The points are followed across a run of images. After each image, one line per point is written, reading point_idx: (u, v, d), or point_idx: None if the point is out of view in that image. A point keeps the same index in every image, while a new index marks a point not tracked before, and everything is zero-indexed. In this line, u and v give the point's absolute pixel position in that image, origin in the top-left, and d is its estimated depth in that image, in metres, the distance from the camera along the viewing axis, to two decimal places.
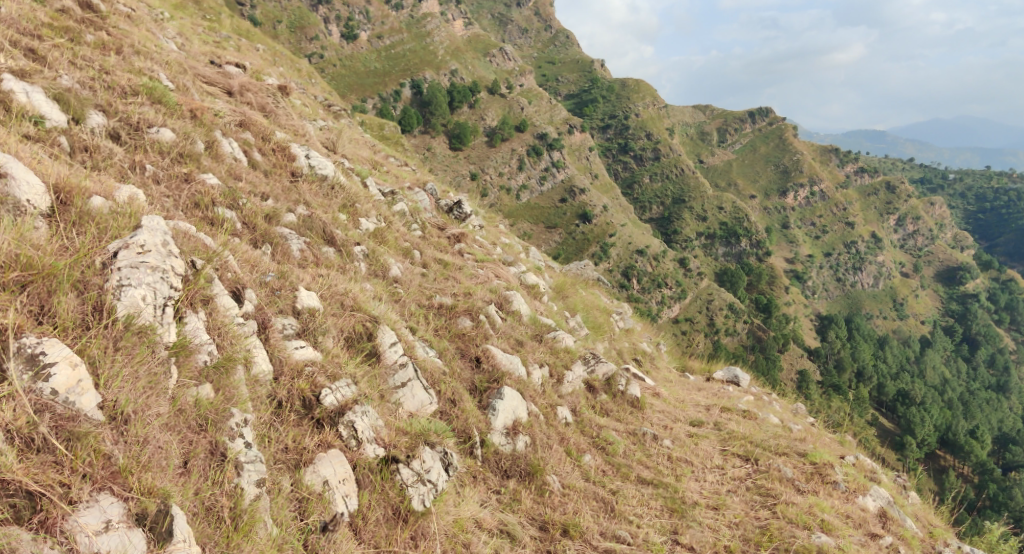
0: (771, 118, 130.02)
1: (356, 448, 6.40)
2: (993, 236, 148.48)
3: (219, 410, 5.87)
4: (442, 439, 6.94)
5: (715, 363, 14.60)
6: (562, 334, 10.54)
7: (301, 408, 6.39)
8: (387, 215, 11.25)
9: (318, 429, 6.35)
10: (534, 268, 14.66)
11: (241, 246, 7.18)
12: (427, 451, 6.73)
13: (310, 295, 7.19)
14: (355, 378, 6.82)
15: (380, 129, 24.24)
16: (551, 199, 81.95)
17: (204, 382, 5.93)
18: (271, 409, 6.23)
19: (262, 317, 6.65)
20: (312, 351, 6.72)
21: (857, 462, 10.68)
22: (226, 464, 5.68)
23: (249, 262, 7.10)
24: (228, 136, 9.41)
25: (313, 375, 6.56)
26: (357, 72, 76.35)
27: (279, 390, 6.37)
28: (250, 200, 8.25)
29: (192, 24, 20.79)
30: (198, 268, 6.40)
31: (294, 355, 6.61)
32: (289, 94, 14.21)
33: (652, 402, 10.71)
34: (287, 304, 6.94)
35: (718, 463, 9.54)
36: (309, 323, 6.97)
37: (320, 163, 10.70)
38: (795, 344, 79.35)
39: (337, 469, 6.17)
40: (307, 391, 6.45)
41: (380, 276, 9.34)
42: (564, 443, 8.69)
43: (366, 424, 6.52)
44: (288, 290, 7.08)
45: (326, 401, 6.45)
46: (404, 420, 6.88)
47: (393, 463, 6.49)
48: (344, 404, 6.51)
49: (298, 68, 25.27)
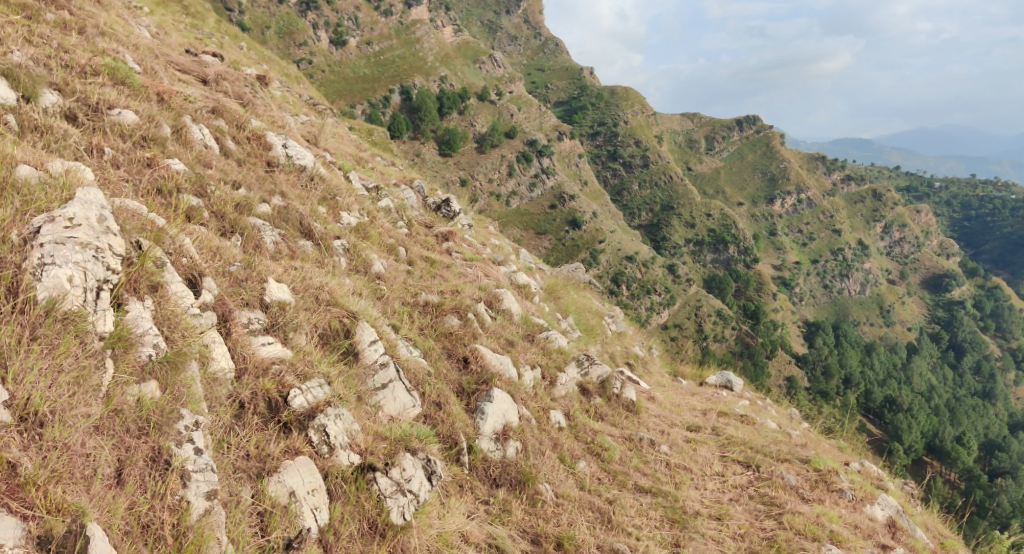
0: (759, 126, 130.30)
1: (327, 455, 5.81)
2: (978, 243, 148.76)
3: (164, 412, 5.28)
4: (424, 444, 6.36)
5: (708, 369, 14.03)
6: (555, 334, 10.02)
7: (265, 411, 5.81)
8: (371, 210, 10.66)
9: (285, 434, 5.77)
10: (524, 269, 14.11)
11: (202, 233, 6.59)
12: (408, 458, 6.13)
13: (280, 288, 6.62)
14: (329, 378, 6.24)
15: (368, 132, 23.69)
16: (540, 205, 81.28)
17: (147, 379, 5.37)
18: (230, 411, 5.66)
19: (224, 309, 6.08)
20: (280, 348, 6.16)
21: (862, 469, 10.16)
22: (168, 475, 5.08)
23: (213, 248, 6.51)
24: (199, 123, 8.80)
25: (280, 374, 5.98)
26: (346, 78, 76.06)
27: (242, 389, 5.79)
28: (219, 187, 7.67)
29: (174, 20, 20.12)
30: (143, 250, 5.83)
31: (259, 351, 6.05)
32: (269, 85, 13.61)
33: (648, 406, 10.16)
34: (253, 297, 6.35)
35: (718, 470, 8.99)
36: (278, 318, 6.42)
37: (299, 153, 10.15)
38: (782, 351, 78.04)
39: (306, 477, 5.60)
40: (273, 391, 5.88)
41: (361, 271, 8.78)
42: (557, 449, 8.14)
43: (339, 429, 5.94)
44: (254, 281, 6.49)
45: (293, 404, 5.87)
46: (384, 424, 6.29)
47: (369, 471, 5.91)
48: (313, 407, 5.94)
49: (283, 69, 24.64)
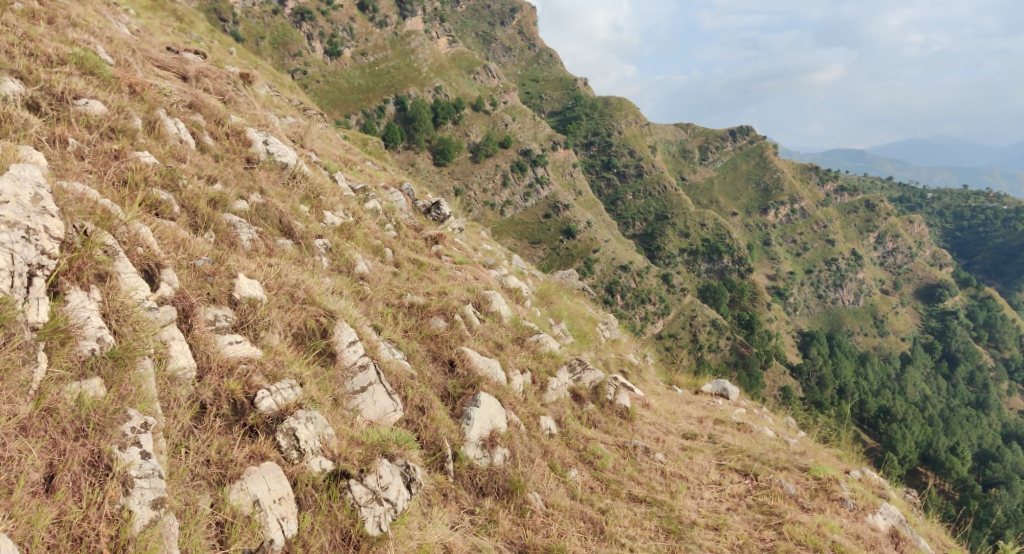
0: (752, 137, 130.40)
1: (297, 461, 5.49)
2: (970, 254, 148.76)
3: (107, 413, 5.03)
4: (404, 450, 6.00)
5: (703, 377, 13.68)
6: (546, 338, 9.68)
7: (229, 413, 5.50)
8: (356, 210, 10.32)
9: (250, 439, 5.47)
10: (516, 273, 13.76)
11: (164, 224, 6.26)
12: (385, 465, 5.81)
13: (252, 284, 6.29)
14: (301, 378, 5.91)
15: (362, 141, 23.29)
16: (535, 214, 80.86)
17: (90, 377, 5.11)
18: (190, 412, 5.38)
19: (185, 304, 5.78)
20: (249, 348, 5.84)
21: (863, 478, 9.82)
22: (108, 482, 4.83)
23: (177, 240, 6.21)
24: (175, 117, 8.46)
25: (247, 374, 5.66)
26: (340, 88, 75.71)
27: (203, 390, 5.49)
28: (192, 180, 7.32)
29: (163, 24, 19.76)
30: (92, 237, 5.56)
31: (226, 351, 5.73)
32: (253, 84, 13.23)
33: (642, 413, 9.80)
34: (220, 292, 6.02)
35: (715, 479, 8.64)
36: (248, 315, 6.08)
37: (280, 150, 9.80)
38: (777, 361, 77.64)
39: (271, 485, 5.31)
40: (238, 392, 5.56)
41: (345, 271, 8.44)
42: (547, 457, 7.79)
43: (310, 433, 5.62)
44: (222, 276, 6.16)
45: (261, 406, 5.56)
46: (361, 428, 5.97)
47: (342, 479, 5.59)
48: (283, 409, 5.62)
49: (275, 77, 24.32)
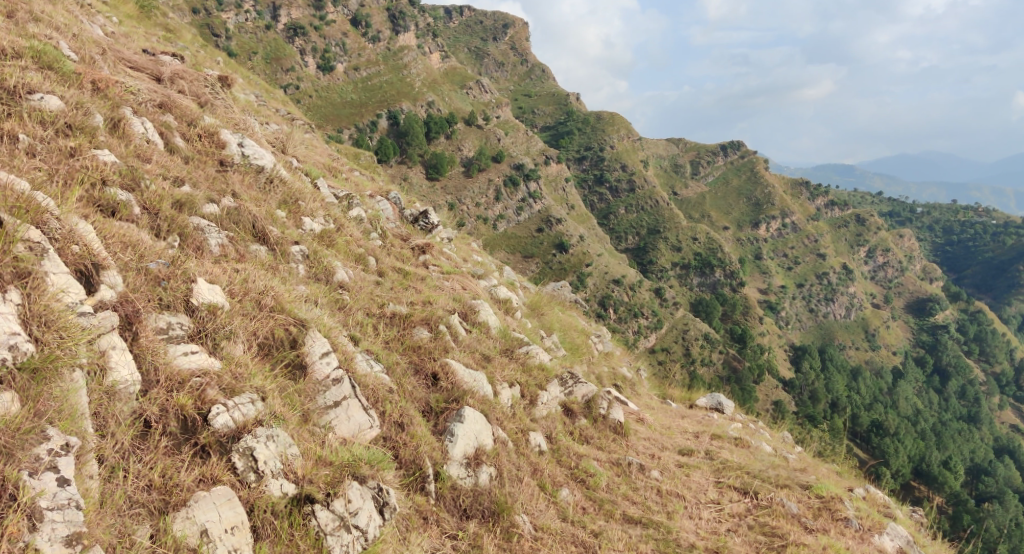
0: (743, 152, 130.87)
1: (256, 485, 5.13)
2: (960, 268, 148.58)
3: (25, 433, 4.63)
4: (376, 472, 5.62)
5: (697, 391, 13.20)
6: (536, 349, 9.22)
7: (178, 431, 5.14)
8: (338, 218, 9.86)
9: (201, 460, 5.11)
10: (507, 285, 13.30)
11: (114, 225, 5.85)
12: (355, 489, 5.42)
13: (213, 290, 5.91)
14: (263, 393, 5.55)
15: (354, 155, 22.78)
16: (528, 229, 80.43)
17: (2, 390, 4.68)
18: (133, 433, 5.02)
19: (130, 312, 5.39)
20: (206, 359, 5.47)
21: (867, 496, 9.32)
22: (10, 516, 4.40)
23: (127, 242, 5.81)
24: (142, 116, 7.99)
25: (201, 387, 5.28)
26: (333, 103, 75.37)
27: (148, 407, 5.13)
28: (155, 181, 6.86)
29: (148, 32, 19.25)
30: (16, 238, 5.13)
31: (178, 363, 5.36)
32: (232, 87, 12.73)
33: (636, 428, 9.34)
34: (174, 298, 5.64)
35: (714, 498, 8.16)
36: (207, 324, 5.70)
37: (256, 153, 9.32)
38: (769, 375, 77.23)
39: (224, 513, 4.93)
40: (190, 407, 5.19)
41: (323, 280, 7.97)
42: (536, 475, 7.31)
43: (271, 453, 5.25)
44: (178, 280, 5.76)
45: (215, 423, 5.20)
46: (330, 447, 5.58)
47: (307, 504, 5.21)
48: (241, 426, 5.27)
49: (265, 89, 23.84)
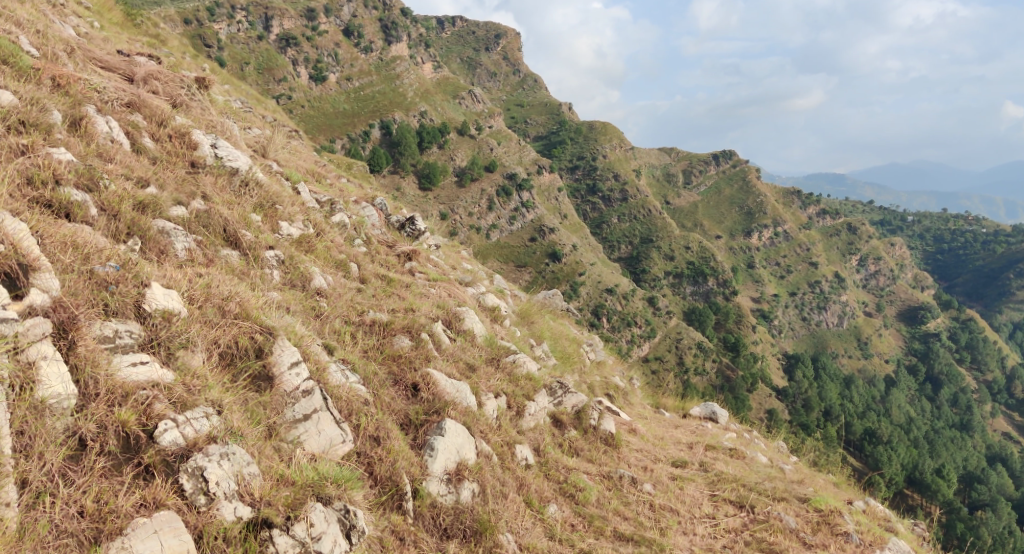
0: (735, 161, 131.08)
1: (206, 508, 4.84)
2: (951, 276, 148.79)
3: None
4: (344, 493, 5.33)
5: (691, 400, 12.82)
6: (523, 358, 8.80)
7: (120, 450, 4.86)
8: (319, 221, 9.46)
9: (145, 481, 4.83)
10: (495, 292, 12.90)
11: (58, 229, 5.53)
12: (318, 510, 5.12)
13: (168, 295, 5.59)
14: (219, 408, 5.26)
15: (347, 166, 22.26)
16: (520, 238, 79.86)
17: None
18: (69, 454, 4.75)
19: (68, 320, 5.08)
20: (155, 371, 5.17)
21: (867, 508, 8.93)
22: None
23: (75, 245, 5.52)
24: (106, 114, 7.64)
25: (147, 402, 5.01)
26: (325, 113, 74.94)
27: (85, 424, 4.85)
28: (116, 182, 6.51)
29: (133, 39, 18.80)
30: None
31: (124, 375, 5.06)
32: (210, 88, 12.33)
33: (628, 439, 8.96)
34: (123, 304, 5.35)
35: (708, 512, 7.78)
36: (160, 332, 5.39)
37: (231, 155, 8.92)
38: (762, 384, 76.87)
39: (167, 542, 4.64)
40: (133, 423, 4.91)
41: (299, 286, 7.59)
42: (523, 490, 6.93)
43: (225, 473, 4.96)
44: (128, 284, 5.46)
45: (162, 440, 4.92)
46: (293, 464, 5.29)
47: (263, 529, 4.92)
48: (190, 444, 4.98)
49: (255, 97, 23.41)
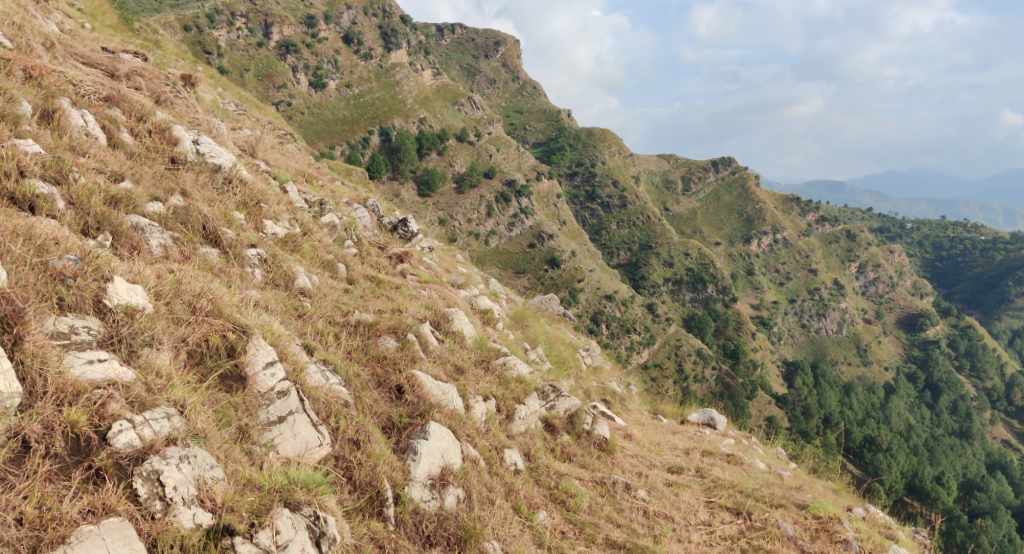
0: (734, 168, 131.07)
1: (162, 516, 4.74)
2: (950, 284, 148.73)
3: None
4: (313, 499, 5.25)
5: (689, 407, 12.56)
6: (514, 361, 8.53)
7: (71, 453, 4.75)
8: (305, 222, 9.22)
9: (93, 485, 4.71)
10: (489, 295, 12.64)
11: (18, 223, 5.43)
12: (285, 517, 5.03)
13: (132, 292, 5.51)
14: (180, 411, 5.17)
15: (347, 173, 21.75)
16: (519, 244, 79.49)
17: None
18: (13, 453, 4.63)
19: (17, 315, 4.95)
20: (115, 369, 5.09)
21: (866, 515, 8.69)
22: None
23: (30, 236, 5.38)
24: (82, 108, 7.48)
25: (101, 401, 4.90)
26: (325, 119, 74.72)
27: (28, 422, 4.71)
28: (86, 175, 6.43)
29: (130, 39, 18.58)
30: None
31: (79, 374, 4.96)
32: (197, 87, 12.10)
33: (622, 445, 8.72)
34: (82, 299, 5.26)
35: (704, 519, 7.53)
36: (121, 329, 5.31)
37: (214, 151, 8.67)
38: (762, 391, 76.57)
39: (113, 549, 4.53)
40: (82, 424, 4.79)
41: (282, 285, 7.33)
42: (511, 496, 6.67)
43: (184, 478, 4.87)
44: (88, 278, 5.35)
45: (116, 444, 4.80)
46: (259, 470, 5.20)
47: (224, 538, 4.83)
48: (146, 447, 4.88)
49: (252, 102, 23.14)
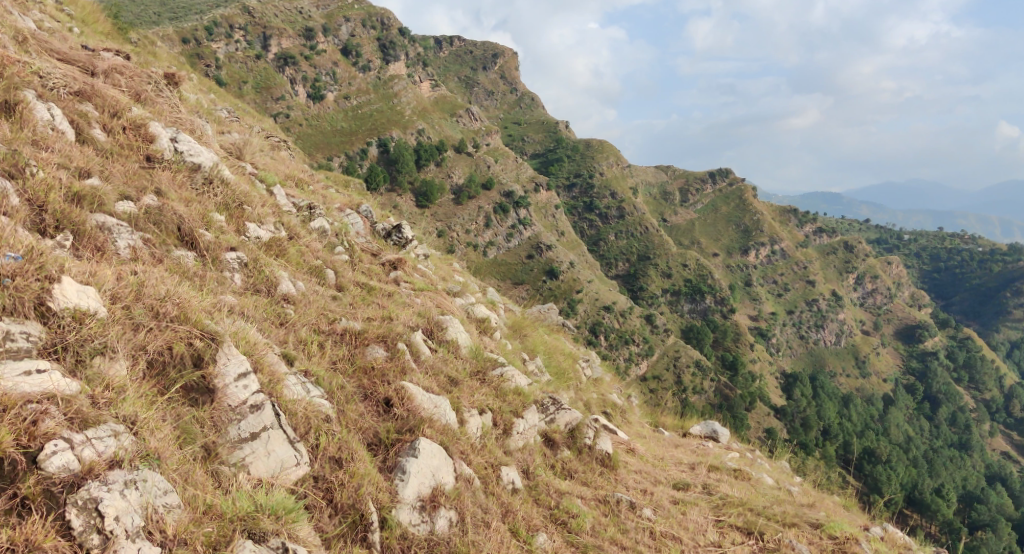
0: (732, 179, 130.96)
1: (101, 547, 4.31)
2: (948, 295, 148.40)
3: None
4: (280, 528, 4.78)
5: (691, 419, 12.02)
6: (512, 372, 7.99)
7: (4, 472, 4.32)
8: (291, 225, 8.69)
9: (23, 512, 4.28)
10: (486, 302, 12.09)
11: None
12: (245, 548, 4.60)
13: (83, 293, 5.08)
14: (131, 425, 4.73)
15: (343, 181, 21.23)
16: (517, 255, 78.95)
17: None
18: None
19: None
20: (55, 380, 4.65)
21: (885, 535, 8.15)
22: None
23: None
24: (48, 101, 7.04)
25: (35, 417, 4.46)
26: (323, 131, 74.36)
27: None
28: (44, 172, 6.02)
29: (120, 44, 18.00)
30: None
31: (14, 387, 4.52)
32: (181, 87, 11.60)
33: (627, 459, 8.18)
34: (24, 304, 4.82)
35: (714, 540, 7.00)
36: (67, 335, 4.88)
37: (193, 149, 8.13)
38: (761, 403, 76.01)
39: None
40: (14, 444, 4.35)
41: (263, 291, 6.79)
42: (509, 518, 6.13)
43: (128, 505, 4.44)
44: (32, 279, 4.92)
45: (51, 466, 4.38)
46: (218, 495, 4.77)
47: None
48: (83, 470, 4.44)
49: (245, 108, 22.58)
